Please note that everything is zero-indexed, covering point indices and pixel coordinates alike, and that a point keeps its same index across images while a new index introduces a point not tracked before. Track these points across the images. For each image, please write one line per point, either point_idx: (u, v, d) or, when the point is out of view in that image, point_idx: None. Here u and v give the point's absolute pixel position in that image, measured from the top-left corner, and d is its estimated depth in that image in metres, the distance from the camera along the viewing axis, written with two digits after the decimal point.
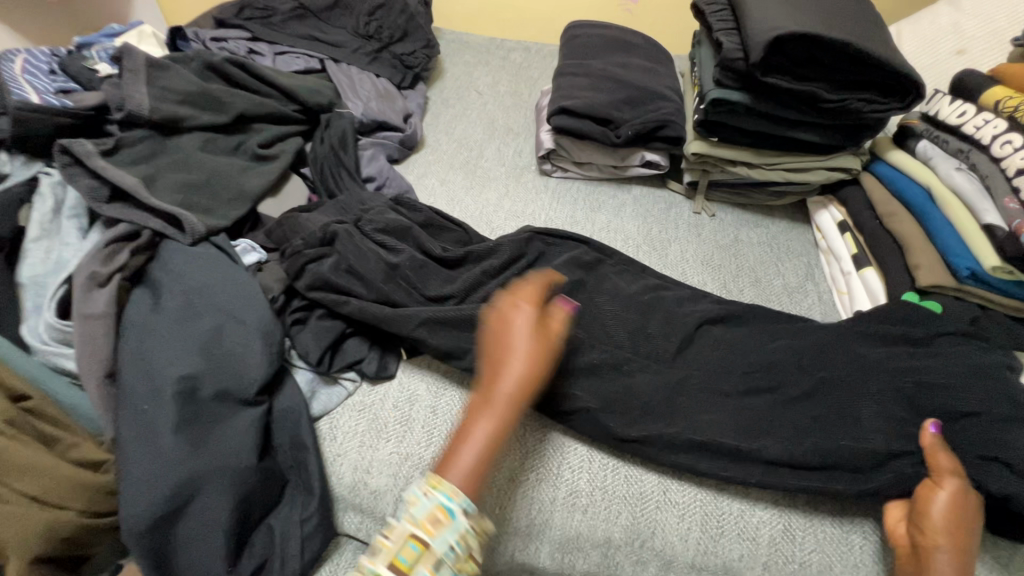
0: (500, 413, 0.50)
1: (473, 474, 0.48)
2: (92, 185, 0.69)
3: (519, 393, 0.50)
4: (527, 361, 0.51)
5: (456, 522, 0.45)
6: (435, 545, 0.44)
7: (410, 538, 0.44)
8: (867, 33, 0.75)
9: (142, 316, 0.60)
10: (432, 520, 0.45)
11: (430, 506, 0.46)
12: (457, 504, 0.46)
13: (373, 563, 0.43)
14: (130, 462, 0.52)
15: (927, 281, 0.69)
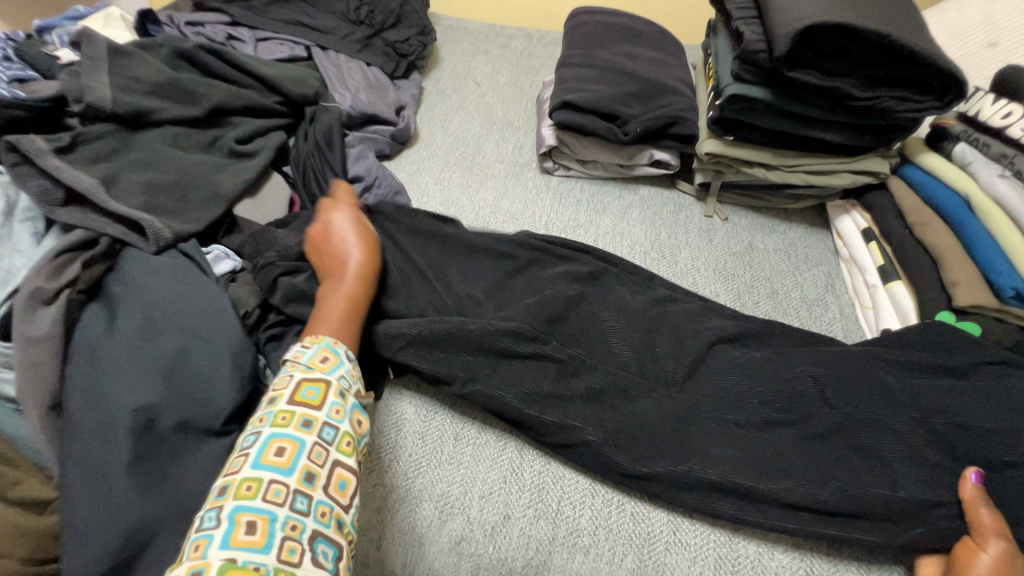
0: (352, 287, 0.60)
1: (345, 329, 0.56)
2: (45, 186, 0.62)
3: (363, 272, 0.62)
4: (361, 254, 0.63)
5: (343, 360, 0.52)
6: (330, 377, 0.49)
7: (307, 381, 0.48)
8: (904, 23, 0.68)
9: (96, 337, 0.54)
10: (321, 359, 0.51)
11: (317, 350, 0.51)
12: (339, 347, 0.53)
13: (273, 407, 0.46)
14: (75, 506, 0.47)
15: (965, 300, 0.63)
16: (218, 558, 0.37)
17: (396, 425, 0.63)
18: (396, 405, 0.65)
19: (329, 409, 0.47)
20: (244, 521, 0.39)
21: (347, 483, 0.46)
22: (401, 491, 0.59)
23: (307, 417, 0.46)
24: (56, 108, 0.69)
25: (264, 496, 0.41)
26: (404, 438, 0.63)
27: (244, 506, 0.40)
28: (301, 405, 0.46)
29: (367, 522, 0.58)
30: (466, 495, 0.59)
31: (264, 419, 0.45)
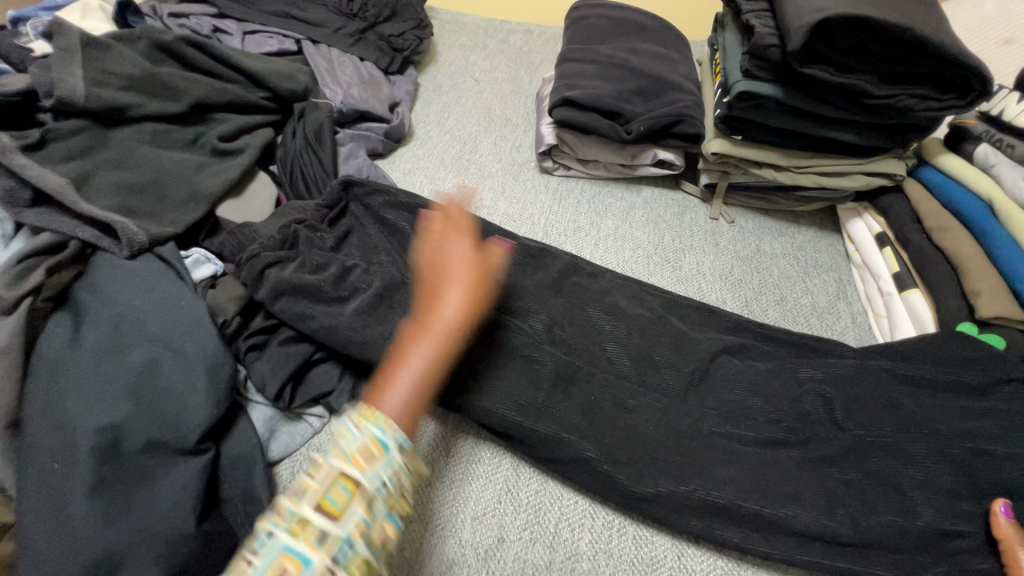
0: (443, 335, 0.44)
1: (412, 404, 0.41)
2: (11, 185, 0.59)
3: (469, 316, 0.45)
4: (460, 285, 0.46)
5: (390, 456, 0.37)
6: (369, 486, 0.36)
7: (341, 477, 0.36)
8: (925, 17, 0.64)
9: (59, 349, 0.50)
10: (365, 454, 0.37)
11: (362, 438, 0.37)
12: (391, 437, 0.38)
13: (294, 505, 0.35)
14: (33, 534, 0.43)
15: (987, 311, 0.59)
16: None
17: None
18: None
19: (353, 527, 0.34)
20: None
21: None
22: None
23: (324, 527, 0.34)
24: (26, 102, 0.65)
25: None
26: None
27: None
28: (324, 516, 0.34)
29: None
30: (459, 516, 0.56)
31: (279, 518, 0.34)
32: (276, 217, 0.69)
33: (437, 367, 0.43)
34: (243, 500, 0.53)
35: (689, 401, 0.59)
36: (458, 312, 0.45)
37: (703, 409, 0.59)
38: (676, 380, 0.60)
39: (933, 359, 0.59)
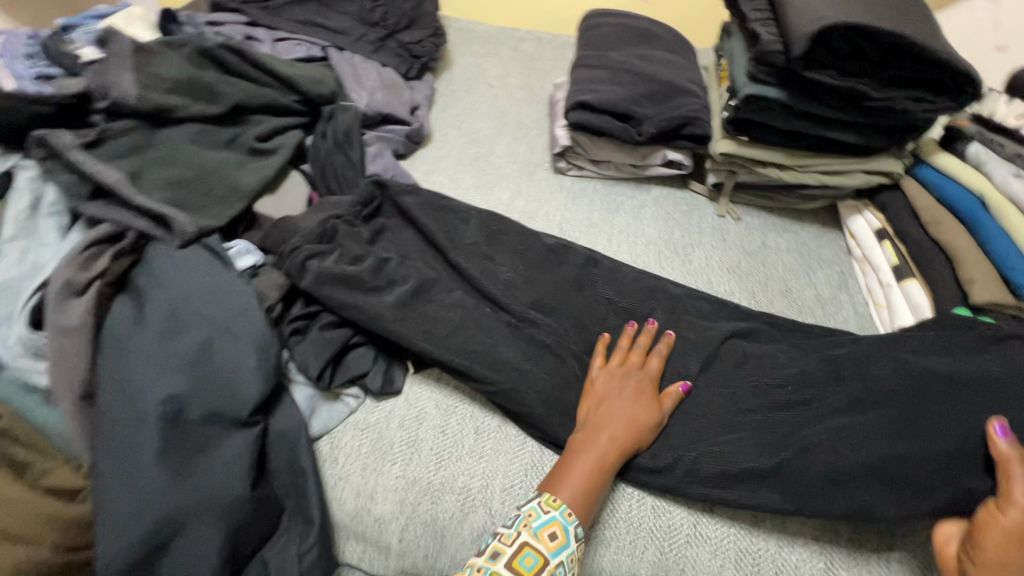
0: (604, 455, 0.56)
1: (586, 498, 0.54)
2: (72, 180, 0.63)
3: (632, 440, 0.57)
4: (599, 430, 0.57)
5: (569, 543, 0.51)
6: (552, 558, 0.50)
7: (529, 548, 0.50)
8: (919, 25, 0.69)
9: (123, 329, 0.54)
10: (550, 536, 0.51)
11: (549, 522, 0.52)
12: (571, 524, 0.52)
13: (496, 560, 0.50)
14: (108, 493, 0.47)
15: (982, 296, 0.64)
16: None
17: (417, 418, 0.64)
18: (416, 398, 0.65)
19: None
20: None
21: None
22: (423, 484, 0.60)
23: None
24: (81, 104, 0.70)
25: None
26: (425, 431, 0.63)
27: None
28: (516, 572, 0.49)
29: (390, 512, 0.59)
30: (488, 488, 0.59)
31: (482, 570, 0.50)
32: (311, 212, 0.73)
33: (603, 476, 0.55)
34: (289, 470, 0.57)
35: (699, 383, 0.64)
36: (603, 438, 0.57)
37: (716, 389, 0.63)
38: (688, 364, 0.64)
39: (935, 340, 0.63)
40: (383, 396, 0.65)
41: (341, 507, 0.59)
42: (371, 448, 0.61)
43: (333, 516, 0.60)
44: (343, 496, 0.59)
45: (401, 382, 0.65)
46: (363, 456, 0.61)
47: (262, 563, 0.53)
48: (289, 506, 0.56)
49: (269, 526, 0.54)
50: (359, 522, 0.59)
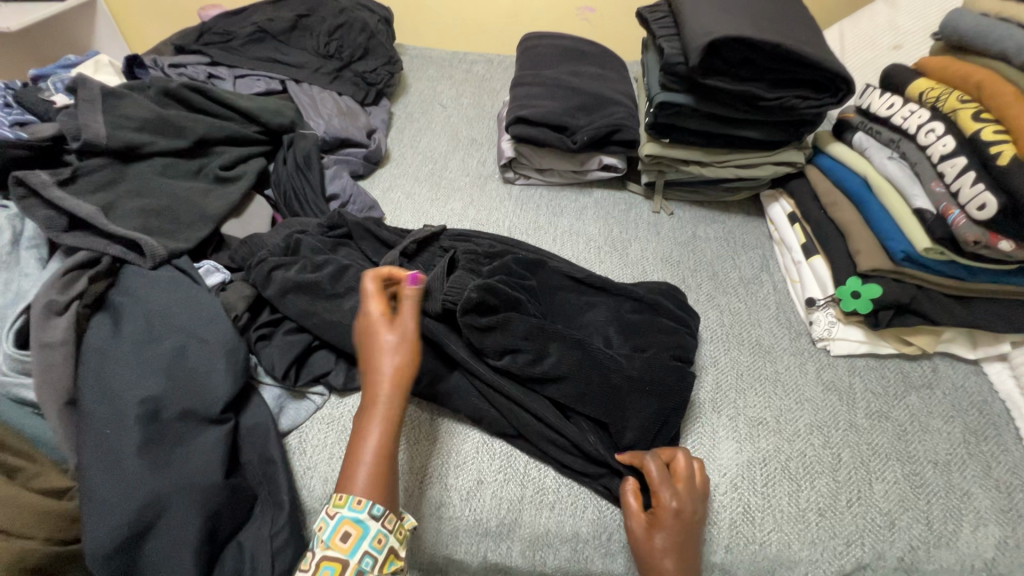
0: (389, 412, 0.52)
1: (379, 483, 0.50)
2: (49, 215, 0.70)
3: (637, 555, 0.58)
4: (394, 372, 0.53)
5: (366, 530, 0.47)
6: (351, 558, 0.46)
7: (326, 560, 0.46)
8: (799, 34, 0.79)
9: (101, 342, 0.61)
10: (342, 537, 0.47)
11: (338, 524, 0.47)
12: (364, 512, 0.48)
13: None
14: (94, 487, 0.54)
15: (867, 266, 0.72)
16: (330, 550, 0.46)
17: None
18: None
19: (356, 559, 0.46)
20: (342, 532, 0.47)
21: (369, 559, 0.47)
22: None
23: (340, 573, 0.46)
24: (55, 146, 0.77)
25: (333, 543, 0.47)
26: None
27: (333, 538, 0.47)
28: None
29: None
30: (444, 466, 0.66)
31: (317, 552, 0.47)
32: (274, 232, 0.80)
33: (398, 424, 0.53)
34: (260, 462, 0.63)
35: (632, 373, 0.66)
36: (394, 374, 0.53)
37: (649, 387, 0.66)
38: (624, 356, 0.67)
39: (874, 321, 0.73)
40: (346, 392, 0.71)
41: (311, 493, 0.65)
42: (338, 438, 0.68)
43: (304, 503, 0.65)
44: (312, 483, 0.65)
45: (362, 378, 0.72)
46: (330, 446, 0.67)
47: (238, 544, 0.59)
48: (261, 494, 0.62)
49: (244, 511, 0.60)
50: (328, 506, 0.65)
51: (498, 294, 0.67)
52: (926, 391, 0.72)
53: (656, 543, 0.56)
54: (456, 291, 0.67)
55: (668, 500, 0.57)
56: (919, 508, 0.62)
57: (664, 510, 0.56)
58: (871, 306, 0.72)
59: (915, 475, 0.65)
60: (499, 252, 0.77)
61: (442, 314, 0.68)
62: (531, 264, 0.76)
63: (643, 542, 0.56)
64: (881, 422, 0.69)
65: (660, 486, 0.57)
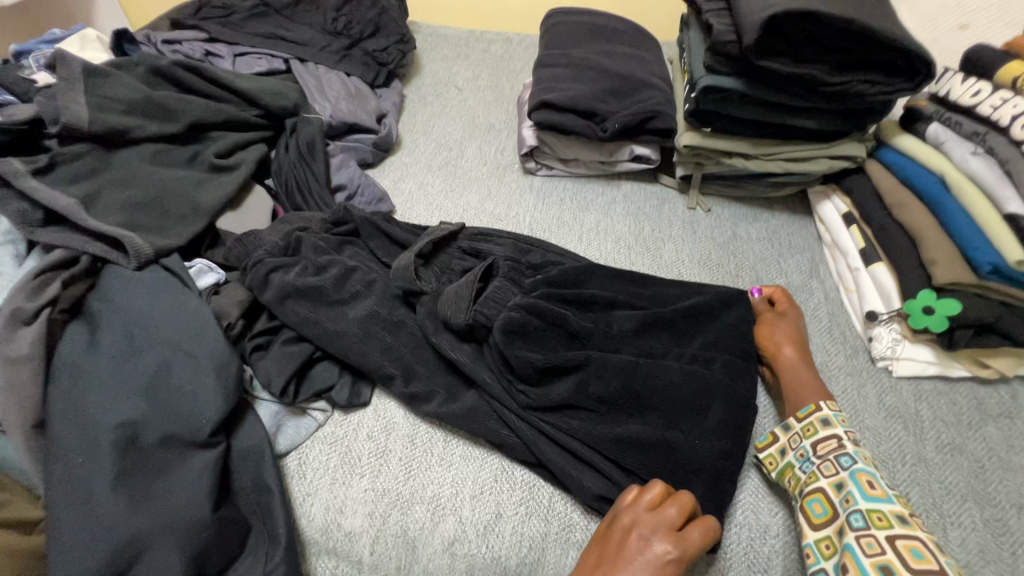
0: None
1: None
2: (22, 209, 0.63)
3: None
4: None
5: None
6: None
7: None
8: (870, 8, 0.69)
9: (76, 356, 0.54)
10: None
11: None
12: None
13: None
14: (63, 523, 0.47)
15: (944, 279, 0.63)
16: None
17: (386, 429, 0.63)
18: (384, 409, 0.65)
19: None
20: None
21: None
22: (393, 495, 0.59)
23: None
24: (33, 130, 0.70)
25: None
26: (395, 442, 0.63)
27: None
28: None
29: (360, 526, 0.58)
30: (458, 495, 0.59)
31: None
32: (273, 228, 0.73)
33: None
34: (254, 489, 0.56)
35: (669, 397, 0.58)
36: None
37: (693, 414, 0.58)
38: (664, 377, 0.59)
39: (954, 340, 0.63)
40: (350, 408, 0.65)
41: (310, 523, 0.58)
42: (340, 461, 0.61)
43: (302, 532, 0.58)
44: (312, 512, 0.58)
45: (368, 395, 0.65)
46: (332, 470, 0.61)
47: None
48: (255, 526, 0.55)
49: (235, 547, 0.53)
50: (329, 537, 0.58)
51: (542, 315, 0.61)
52: (1005, 422, 0.64)
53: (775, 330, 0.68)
54: (494, 308, 0.62)
55: (670, 512, 0.49)
56: (1004, 561, 0.54)
57: (664, 519, 0.48)
58: (947, 324, 0.63)
59: (996, 521, 0.56)
60: (545, 265, 0.71)
61: (466, 329, 0.62)
62: (582, 270, 0.70)
63: (768, 322, 0.69)
64: (954, 457, 0.61)
65: (786, 297, 0.73)
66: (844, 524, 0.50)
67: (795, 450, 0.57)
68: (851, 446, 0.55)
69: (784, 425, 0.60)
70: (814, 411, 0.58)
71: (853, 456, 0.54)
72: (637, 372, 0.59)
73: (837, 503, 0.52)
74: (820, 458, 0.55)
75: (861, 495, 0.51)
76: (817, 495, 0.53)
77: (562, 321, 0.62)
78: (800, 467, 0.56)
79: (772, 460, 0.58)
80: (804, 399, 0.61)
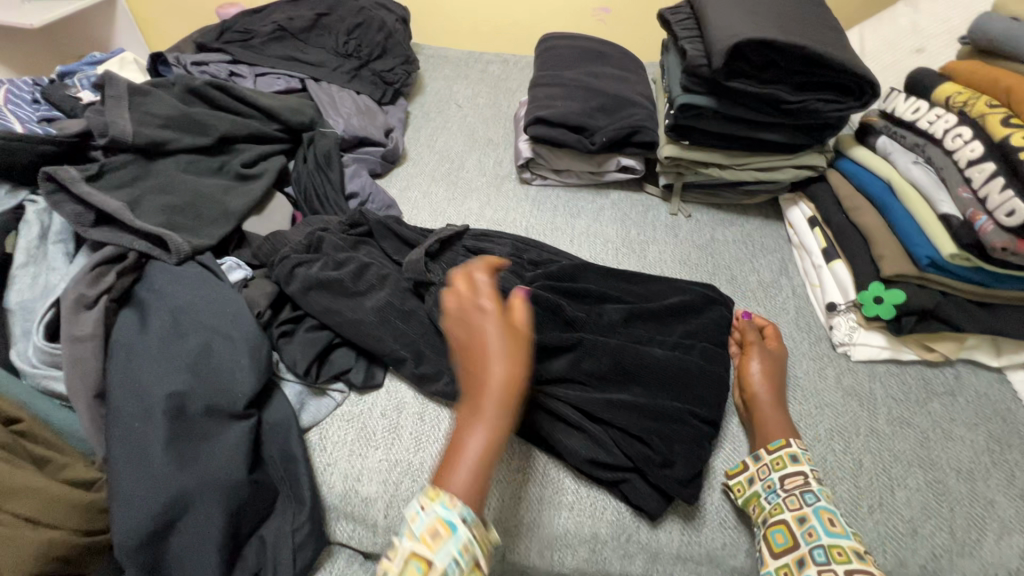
0: (481, 431, 0.48)
1: (475, 479, 0.47)
2: (76, 211, 0.71)
3: (506, 401, 0.48)
4: (502, 381, 0.48)
5: (457, 534, 0.45)
6: (437, 561, 0.43)
7: (413, 557, 0.44)
8: (823, 36, 0.79)
9: (129, 337, 0.62)
10: (431, 534, 0.45)
11: (430, 519, 0.45)
12: (457, 516, 0.45)
13: None
14: (122, 478, 0.54)
15: (891, 271, 0.72)
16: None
17: (397, 408, 0.70)
18: (396, 390, 0.72)
19: None
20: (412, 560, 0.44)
21: (420, 567, 0.43)
22: (405, 465, 0.66)
23: None
24: (83, 142, 0.78)
25: None
26: (405, 418, 0.69)
27: None
28: None
29: (376, 492, 0.65)
30: None
31: None
32: (295, 230, 0.81)
33: (507, 437, 0.49)
34: (282, 458, 0.63)
35: (649, 376, 0.67)
36: (501, 396, 0.48)
37: (670, 389, 0.66)
38: (645, 358, 0.67)
39: (904, 325, 0.72)
40: (365, 389, 0.72)
41: (331, 490, 0.65)
42: (357, 436, 0.68)
43: (324, 499, 0.65)
44: (333, 480, 0.65)
45: (381, 377, 0.72)
46: (350, 443, 0.68)
47: (260, 539, 0.59)
48: (283, 490, 0.62)
49: (266, 507, 0.60)
50: (348, 503, 0.65)
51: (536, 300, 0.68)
52: (949, 398, 0.72)
53: (754, 362, 0.71)
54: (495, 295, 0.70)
55: (484, 305, 0.52)
56: (942, 516, 0.62)
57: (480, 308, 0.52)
58: (894, 312, 0.72)
59: (938, 482, 0.64)
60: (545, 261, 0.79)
61: None
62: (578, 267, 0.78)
63: (755, 352, 0.72)
64: (903, 429, 0.69)
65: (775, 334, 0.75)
66: (806, 556, 0.55)
67: (762, 480, 0.61)
68: (815, 484, 0.60)
69: (755, 454, 0.64)
70: (785, 445, 0.63)
71: (816, 493, 0.59)
72: (621, 353, 0.67)
73: (798, 534, 0.57)
74: (786, 492, 0.59)
75: (824, 529, 0.56)
76: (779, 524, 0.58)
77: (556, 309, 0.69)
78: (766, 497, 0.59)
79: (741, 487, 0.62)
80: (772, 432, 0.65)
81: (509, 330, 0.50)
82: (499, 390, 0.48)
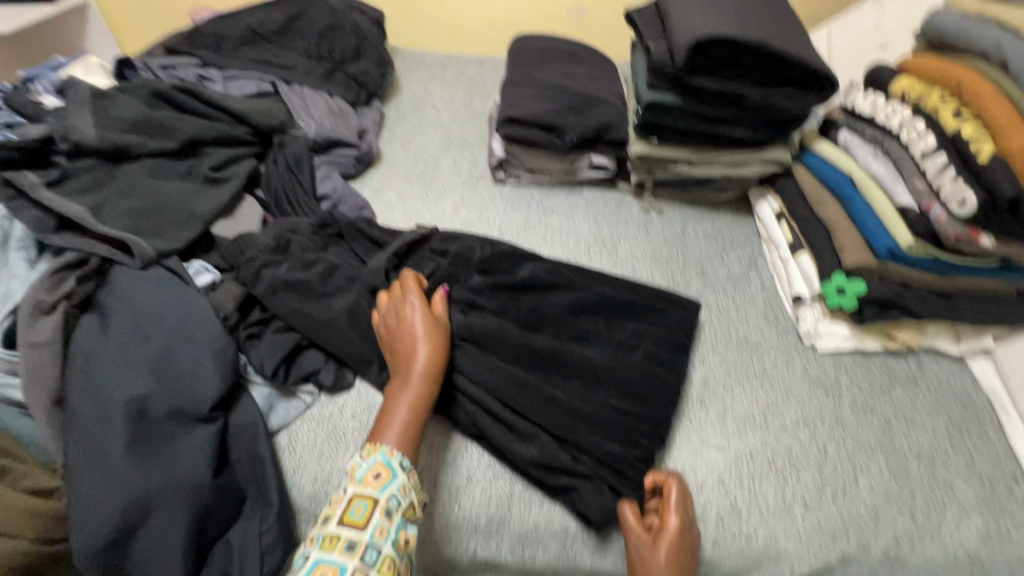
0: (412, 394, 0.60)
1: (407, 433, 0.58)
2: (37, 216, 0.70)
3: (430, 370, 0.62)
4: (428, 357, 0.62)
5: (396, 476, 0.54)
6: (380, 496, 0.52)
7: (358, 498, 0.52)
8: (783, 34, 0.80)
9: (90, 342, 0.61)
10: (374, 476, 0.53)
11: (373, 465, 0.54)
12: (395, 460, 0.55)
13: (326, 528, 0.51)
14: (80, 485, 0.54)
15: (852, 262, 0.74)
16: (363, 533, 0.50)
17: (368, 408, 0.70)
18: (366, 392, 0.71)
19: (372, 530, 0.50)
20: (353, 504, 0.51)
21: (359, 508, 0.51)
22: None
23: (352, 539, 0.50)
24: (44, 147, 0.77)
25: (341, 550, 0.49)
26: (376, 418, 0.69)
27: (323, 558, 0.49)
28: (349, 529, 0.50)
29: None
30: (432, 462, 0.66)
31: (314, 543, 0.50)
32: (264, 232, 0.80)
33: (431, 401, 0.61)
34: (249, 460, 0.63)
35: (614, 371, 0.67)
36: (428, 367, 0.62)
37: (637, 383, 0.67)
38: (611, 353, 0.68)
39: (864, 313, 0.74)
40: (335, 390, 0.71)
41: (300, 492, 0.65)
42: (327, 437, 0.68)
43: (294, 501, 0.65)
44: (302, 482, 0.65)
45: (351, 377, 0.71)
46: (320, 445, 0.67)
47: (226, 544, 0.58)
48: (251, 493, 0.62)
49: (231, 510, 0.60)
50: (317, 504, 0.65)
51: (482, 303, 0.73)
52: (911, 385, 0.73)
53: (661, 559, 0.56)
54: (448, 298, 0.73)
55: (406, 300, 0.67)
56: (904, 501, 0.63)
57: (401, 304, 0.67)
58: (857, 302, 0.73)
59: (899, 468, 0.65)
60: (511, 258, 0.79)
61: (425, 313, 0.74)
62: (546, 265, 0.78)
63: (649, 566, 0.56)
64: (867, 417, 0.70)
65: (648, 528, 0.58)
66: None
67: None
68: None
69: None
70: None
71: None
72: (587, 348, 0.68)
73: None
74: None
75: None
76: None
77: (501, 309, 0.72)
78: None
79: None
80: None
81: (431, 323, 0.65)
82: (426, 363, 0.62)
